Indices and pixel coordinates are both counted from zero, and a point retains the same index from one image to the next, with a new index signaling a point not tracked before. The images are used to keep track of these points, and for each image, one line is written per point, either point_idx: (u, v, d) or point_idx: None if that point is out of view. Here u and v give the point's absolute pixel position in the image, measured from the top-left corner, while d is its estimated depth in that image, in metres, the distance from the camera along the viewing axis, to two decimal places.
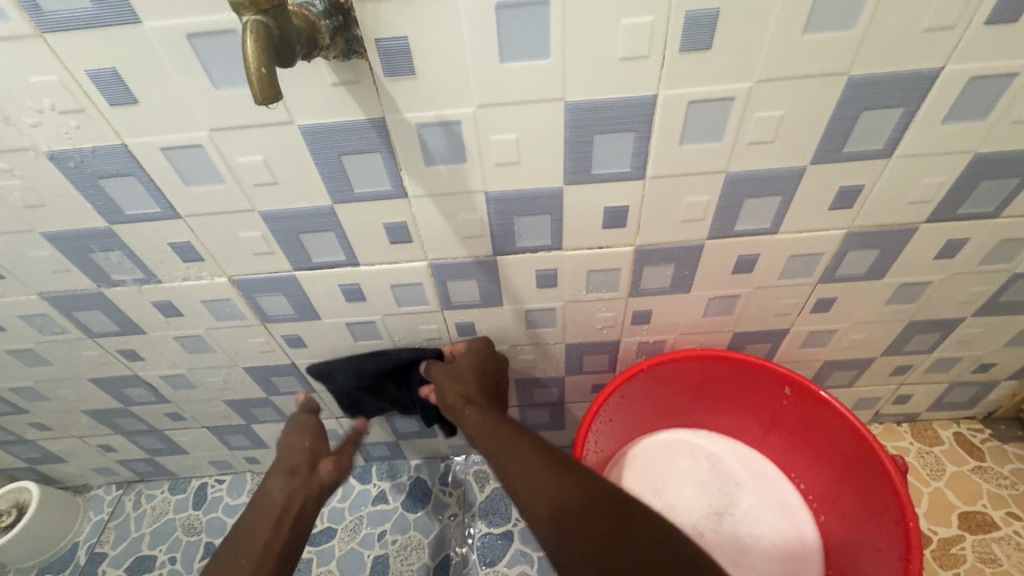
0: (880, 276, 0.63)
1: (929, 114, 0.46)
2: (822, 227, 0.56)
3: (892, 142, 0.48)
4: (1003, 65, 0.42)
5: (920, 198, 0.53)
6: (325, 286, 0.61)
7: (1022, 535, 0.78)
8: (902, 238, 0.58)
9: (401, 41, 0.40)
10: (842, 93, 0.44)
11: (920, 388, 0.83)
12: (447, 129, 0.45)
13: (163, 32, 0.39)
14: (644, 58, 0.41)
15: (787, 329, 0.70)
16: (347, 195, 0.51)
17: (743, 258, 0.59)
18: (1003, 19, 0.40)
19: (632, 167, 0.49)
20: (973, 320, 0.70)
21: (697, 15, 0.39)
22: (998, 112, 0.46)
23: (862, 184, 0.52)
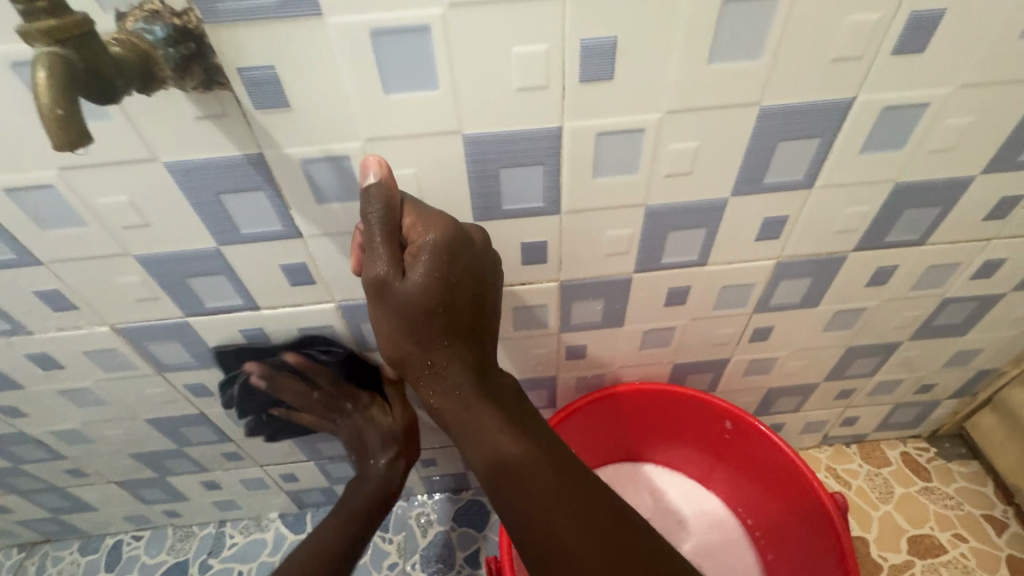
0: (814, 303, 0.61)
1: (846, 144, 0.44)
2: (750, 257, 0.54)
3: (812, 172, 0.46)
4: (914, 95, 0.41)
5: (846, 227, 0.52)
6: (224, 332, 0.55)
7: (969, 558, 0.77)
8: (832, 266, 0.56)
9: (267, 70, 0.35)
10: (756, 123, 0.42)
11: (865, 410, 0.82)
12: (336, 165, 0.41)
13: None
14: (542, 89, 0.38)
15: (727, 358, 0.68)
16: (233, 236, 0.46)
17: (674, 290, 0.57)
18: (910, 49, 0.38)
19: (545, 202, 0.45)
20: (910, 343, 0.69)
21: (593, 43, 0.36)
22: (914, 141, 0.44)
23: (786, 214, 0.50)
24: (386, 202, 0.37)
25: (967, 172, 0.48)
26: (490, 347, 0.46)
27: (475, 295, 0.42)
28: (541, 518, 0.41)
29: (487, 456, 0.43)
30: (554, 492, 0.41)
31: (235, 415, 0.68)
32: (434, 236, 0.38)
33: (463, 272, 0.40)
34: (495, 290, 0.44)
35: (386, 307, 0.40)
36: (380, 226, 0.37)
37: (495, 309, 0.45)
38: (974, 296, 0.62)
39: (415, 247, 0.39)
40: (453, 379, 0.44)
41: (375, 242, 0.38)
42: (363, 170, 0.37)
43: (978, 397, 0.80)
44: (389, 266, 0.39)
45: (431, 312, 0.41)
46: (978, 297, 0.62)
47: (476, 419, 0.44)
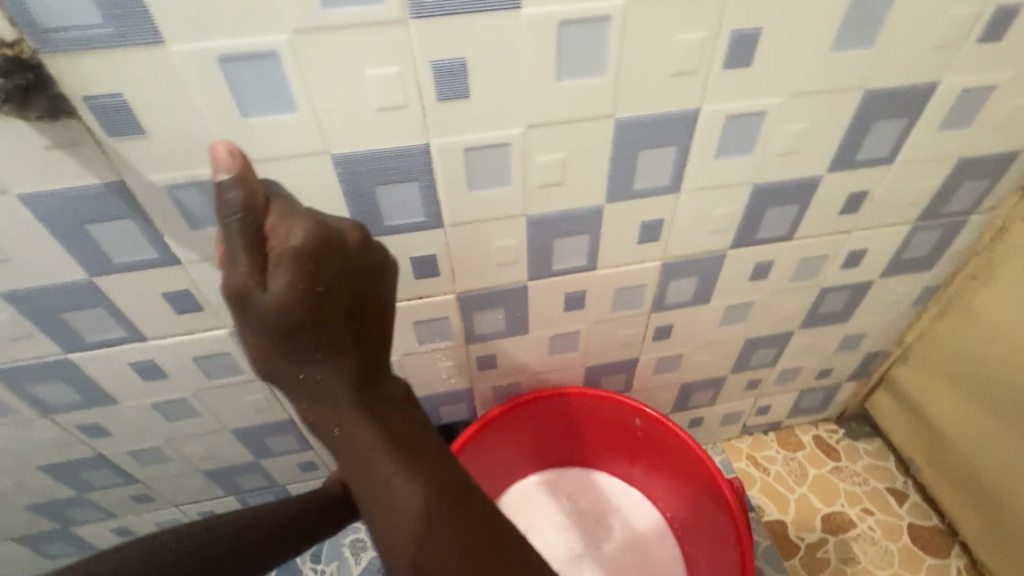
0: (706, 300, 0.65)
1: (701, 150, 0.48)
2: (637, 260, 0.57)
3: (676, 177, 0.50)
4: (750, 104, 0.45)
5: (718, 227, 0.55)
6: (112, 366, 0.53)
7: (876, 529, 0.83)
8: (714, 264, 0.60)
9: (116, 98, 0.35)
10: (614, 134, 0.45)
11: (775, 398, 0.87)
12: (204, 189, 0.41)
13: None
14: (402, 108, 0.39)
15: (636, 358, 0.71)
16: (106, 266, 0.44)
17: (571, 295, 0.59)
18: (738, 63, 0.42)
19: (426, 216, 0.47)
20: (801, 332, 0.74)
21: (444, 64, 0.38)
22: (761, 145, 0.49)
23: (661, 217, 0.53)
24: (246, 199, 0.32)
25: (815, 171, 0.52)
26: (379, 358, 0.41)
27: (350, 299, 0.38)
28: (431, 551, 0.36)
29: (370, 485, 0.38)
30: (445, 522, 0.37)
31: (139, 454, 0.65)
32: (301, 239, 0.34)
33: (336, 274, 0.37)
34: (376, 295, 0.40)
35: (247, 319, 0.35)
36: (235, 225, 0.33)
37: (377, 316, 0.41)
38: (848, 284, 0.68)
39: (277, 251, 0.34)
40: (332, 399, 0.39)
41: (232, 245, 0.33)
42: (212, 159, 0.33)
43: (872, 379, 0.86)
44: (247, 271, 0.34)
45: (301, 323, 0.36)
46: (851, 284, 0.68)
47: (353, 443, 0.39)
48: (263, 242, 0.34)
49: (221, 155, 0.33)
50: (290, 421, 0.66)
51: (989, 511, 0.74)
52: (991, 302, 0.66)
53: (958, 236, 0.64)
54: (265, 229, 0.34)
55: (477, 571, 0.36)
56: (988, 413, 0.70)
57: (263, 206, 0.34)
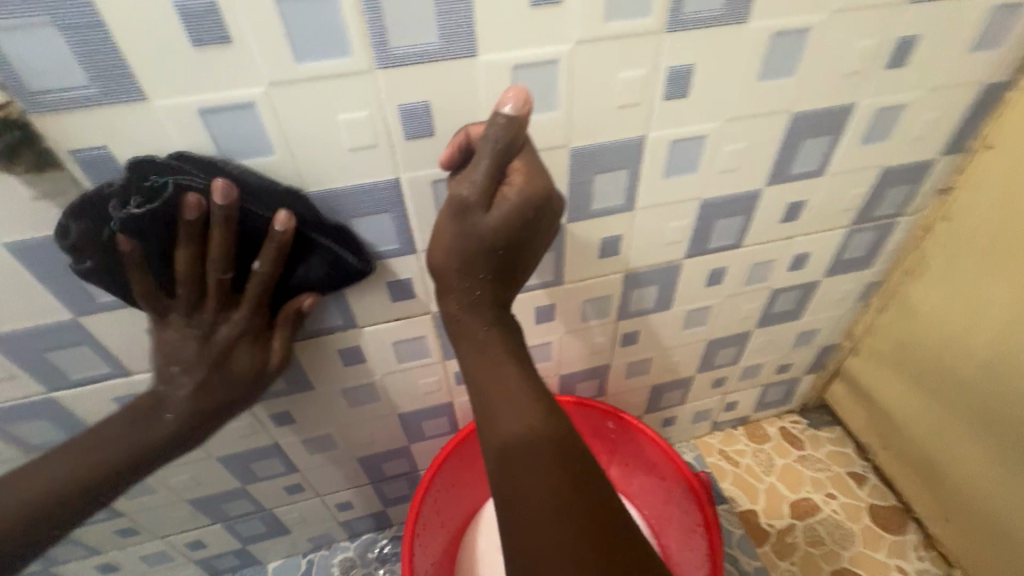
0: (668, 306, 0.69)
1: (651, 171, 0.52)
2: (601, 273, 0.61)
3: (630, 197, 0.54)
4: (691, 129, 0.50)
5: (673, 239, 0.60)
6: (95, 401, 0.54)
7: (839, 512, 0.88)
8: (672, 272, 0.64)
9: (101, 150, 0.37)
10: (569, 161, 0.49)
11: (741, 394, 0.92)
12: None
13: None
14: (372, 147, 0.42)
15: (607, 364, 0.75)
16: (91, 305, 0.46)
17: (541, 308, 0.63)
18: (676, 94, 0.47)
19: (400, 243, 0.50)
20: (759, 330, 0.79)
21: (411, 107, 0.41)
22: (704, 165, 0.53)
23: (619, 233, 0.57)
24: (507, 135, 0.37)
25: (755, 184, 0.57)
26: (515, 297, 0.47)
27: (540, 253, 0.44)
28: (526, 458, 0.40)
29: (490, 384, 0.43)
30: (549, 441, 0.41)
31: None
32: (527, 193, 0.39)
33: (533, 233, 0.41)
34: (537, 260, 0.46)
35: (459, 225, 0.40)
36: (492, 156, 0.38)
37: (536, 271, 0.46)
38: (797, 285, 0.73)
39: (506, 190, 0.39)
40: (481, 306, 0.43)
41: (481, 162, 0.38)
42: (504, 95, 0.37)
43: (828, 371, 0.92)
44: (478, 194, 0.38)
45: (500, 249, 0.40)
46: (800, 285, 0.73)
47: (488, 347, 0.44)
48: (499, 178, 0.39)
49: (511, 98, 0.36)
50: (276, 445, 0.67)
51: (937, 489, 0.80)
52: (923, 295, 0.73)
53: (891, 236, 0.70)
54: (506, 166, 0.39)
55: (562, 490, 0.40)
56: (925, 395, 0.77)
57: (516, 148, 0.39)
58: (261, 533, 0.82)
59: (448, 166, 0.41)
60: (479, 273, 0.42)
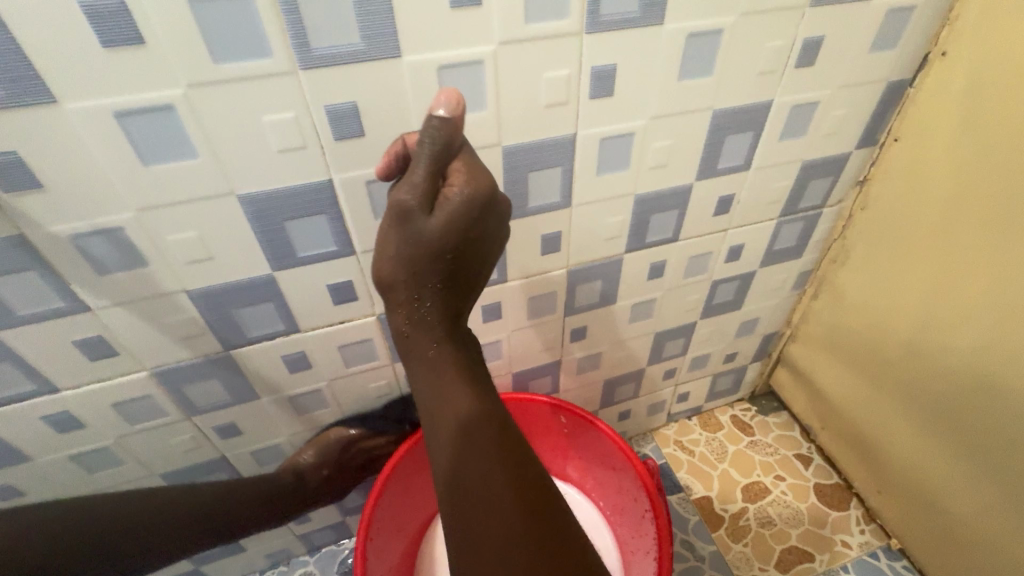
0: (612, 301, 0.71)
1: (584, 167, 0.54)
2: (542, 269, 0.62)
3: (566, 193, 0.55)
4: (620, 126, 0.52)
5: (611, 234, 0.62)
6: (21, 422, 0.52)
7: (788, 493, 0.92)
8: (613, 267, 0.66)
9: (11, 156, 0.36)
10: (503, 159, 0.50)
11: (692, 385, 0.95)
12: (112, 237, 0.43)
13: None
14: (301, 148, 0.43)
15: (557, 360, 0.76)
16: (8, 320, 0.44)
17: (487, 307, 0.63)
18: (600, 92, 0.49)
19: (338, 246, 0.50)
20: (703, 321, 0.83)
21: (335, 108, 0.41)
22: (636, 162, 0.56)
23: (559, 231, 0.59)
24: (443, 138, 0.38)
25: (685, 179, 0.60)
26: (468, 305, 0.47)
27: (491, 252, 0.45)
28: (467, 450, 0.44)
29: (432, 389, 0.45)
30: (494, 442, 0.45)
31: None
32: (468, 194, 0.39)
33: (478, 233, 0.42)
34: (490, 266, 0.46)
35: (401, 232, 0.40)
36: (429, 160, 0.38)
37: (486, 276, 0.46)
38: (735, 276, 0.76)
39: (451, 189, 0.39)
40: (430, 318, 0.44)
41: (420, 165, 0.38)
42: (438, 98, 0.37)
43: (772, 357, 0.96)
44: (419, 198, 0.39)
45: (446, 253, 0.41)
46: (737, 276, 0.77)
47: (440, 366, 0.45)
48: (441, 179, 0.40)
49: (443, 101, 0.37)
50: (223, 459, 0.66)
51: (883, 475, 0.83)
52: (849, 280, 0.77)
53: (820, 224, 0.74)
54: (445, 166, 0.40)
55: (504, 479, 0.44)
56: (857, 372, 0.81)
57: (455, 148, 0.40)
58: (213, 553, 0.79)
59: (386, 174, 0.42)
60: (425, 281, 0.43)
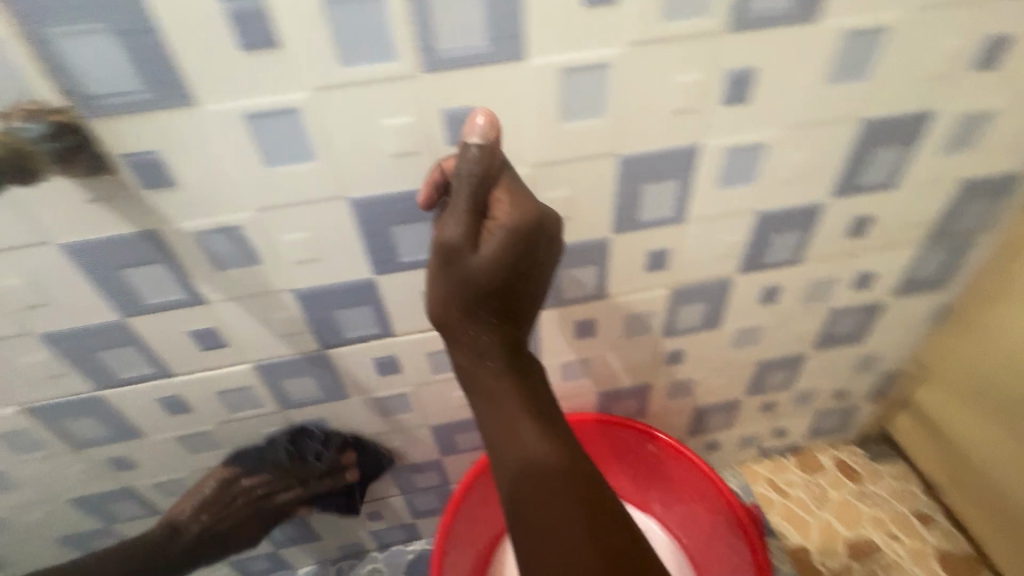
0: (716, 325, 0.65)
1: (703, 182, 0.49)
2: (645, 288, 0.58)
3: (680, 208, 0.51)
4: (747, 137, 0.47)
5: (725, 254, 0.56)
6: (139, 400, 0.55)
7: (903, 555, 0.81)
8: (721, 291, 0.61)
9: (150, 155, 0.38)
10: (619, 171, 0.46)
11: (791, 422, 0.86)
12: (230, 235, 0.43)
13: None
14: (413, 154, 0.41)
15: (649, 383, 0.71)
16: (135, 307, 0.47)
17: (582, 324, 0.60)
18: (734, 100, 0.44)
19: None
20: (816, 353, 0.74)
21: (456, 111, 0.40)
22: (765, 173, 0.50)
23: (667, 247, 0.54)
24: (479, 169, 0.37)
25: (814, 199, 0.53)
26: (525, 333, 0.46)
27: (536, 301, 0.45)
28: (542, 493, 0.43)
29: (507, 432, 0.44)
30: (565, 472, 0.43)
31: (162, 487, 0.67)
32: (517, 218, 0.38)
33: (525, 260, 0.40)
34: (544, 285, 0.44)
35: (449, 273, 0.40)
36: (467, 194, 0.38)
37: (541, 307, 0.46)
38: (861, 306, 0.68)
39: (495, 220, 0.39)
40: (488, 354, 0.44)
41: (459, 204, 0.38)
42: (469, 126, 0.37)
43: (882, 389, 0.83)
44: (463, 234, 0.38)
45: (495, 296, 0.41)
46: (863, 306, 0.68)
47: (500, 398, 0.44)
48: (483, 210, 0.39)
49: (477, 128, 0.37)
50: None
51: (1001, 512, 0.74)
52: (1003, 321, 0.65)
53: (916, 291, 0.68)
54: (488, 199, 0.39)
55: (581, 527, 0.42)
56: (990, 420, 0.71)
57: (495, 177, 0.38)
58: (291, 538, 0.82)
59: (429, 205, 0.41)
60: (481, 318, 0.42)
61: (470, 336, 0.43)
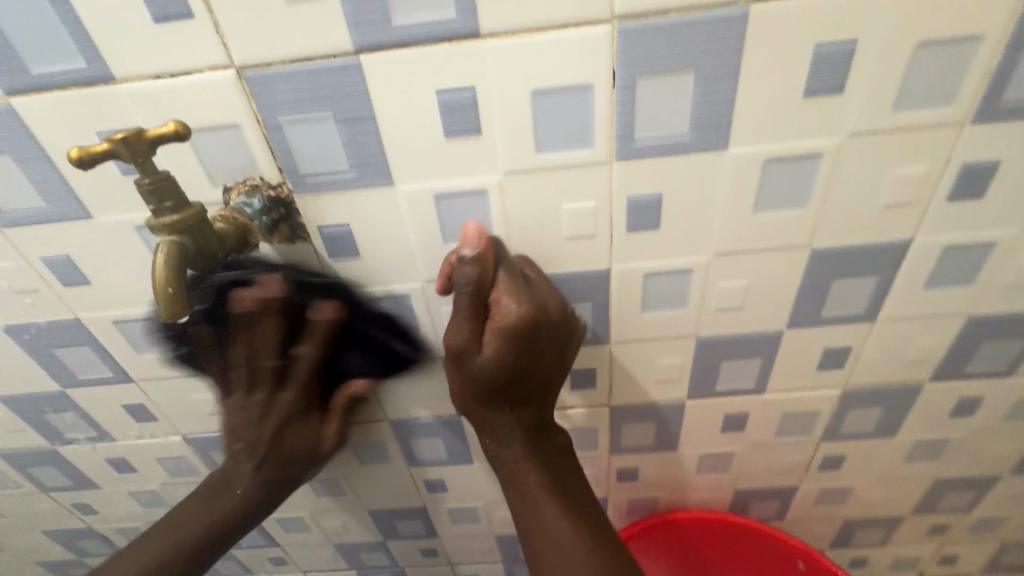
0: (890, 433, 0.56)
1: (906, 282, 0.43)
2: (812, 387, 0.51)
3: (874, 307, 0.44)
4: (974, 235, 0.40)
5: (919, 358, 0.48)
6: None
7: None
8: (905, 397, 0.52)
9: (343, 227, 0.39)
10: (807, 264, 0.42)
11: (966, 550, 0.72)
12: (397, 302, 0.44)
13: (100, 225, 0.39)
14: (591, 237, 0.40)
15: (795, 486, 0.63)
16: None
17: (731, 417, 0.54)
18: (966, 194, 0.38)
19: (594, 333, 0.46)
20: (1013, 477, 0.61)
21: (641, 198, 0.37)
22: (985, 277, 0.42)
23: (848, 346, 0.47)
24: (476, 276, 0.37)
25: None
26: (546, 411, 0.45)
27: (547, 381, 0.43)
28: None
29: (531, 524, 0.43)
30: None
31: (283, 521, 0.69)
32: (518, 316, 0.37)
33: (527, 356, 0.39)
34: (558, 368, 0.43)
35: (460, 375, 0.40)
36: (467, 300, 0.37)
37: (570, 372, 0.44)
38: None
39: (498, 320, 0.38)
40: (510, 439, 0.43)
41: (460, 313, 0.38)
42: (461, 240, 0.38)
43: None
44: (467, 338, 0.38)
45: (506, 390, 0.41)
46: None
47: (525, 481, 0.43)
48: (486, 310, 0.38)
49: (467, 239, 0.37)
50: (423, 509, 0.66)
51: None
52: None
53: None
54: (489, 300, 0.38)
55: None
56: None
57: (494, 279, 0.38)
58: None
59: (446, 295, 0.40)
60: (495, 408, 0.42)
61: (491, 425, 0.43)
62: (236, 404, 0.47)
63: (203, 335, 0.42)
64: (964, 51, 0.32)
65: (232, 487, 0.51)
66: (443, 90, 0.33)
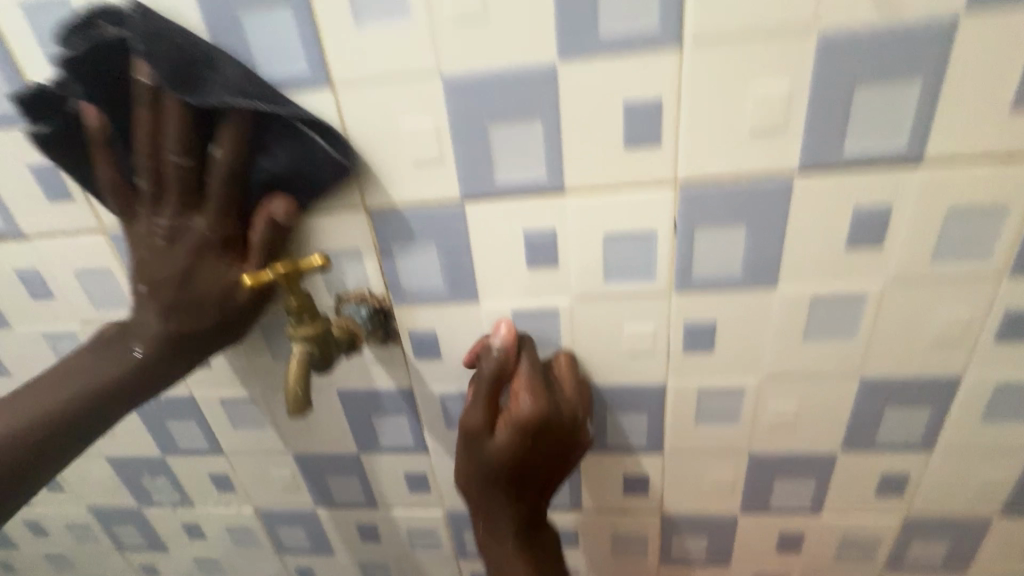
0: (962, 570, 0.53)
1: (961, 415, 0.44)
2: (871, 513, 0.50)
3: (929, 437, 0.45)
4: None
5: (983, 492, 0.48)
6: (343, 522, 0.61)
7: None
8: (974, 531, 0.50)
9: (430, 333, 0.45)
10: (858, 393, 0.44)
11: None
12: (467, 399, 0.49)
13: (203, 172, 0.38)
14: (650, 355, 0.44)
15: None
16: (371, 446, 0.53)
17: (787, 536, 0.53)
18: (1013, 338, 0.40)
19: (649, 442, 0.49)
20: None
21: (696, 324, 0.42)
22: None
23: (906, 473, 0.48)
24: (499, 366, 0.42)
25: None
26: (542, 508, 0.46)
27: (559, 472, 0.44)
28: None
29: None
30: None
31: None
32: (531, 411, 0.41)
33: (537, 450, 0.42)
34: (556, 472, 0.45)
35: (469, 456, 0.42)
36: (486, 387, 0.42)
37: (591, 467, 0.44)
38: None
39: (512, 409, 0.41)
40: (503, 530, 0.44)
41: (479, 395, 0.42)
42: (495, 330, 0.43)
43: None
44: (482, 421, 0.41)
45: (507, 475, 0.42)
46: None
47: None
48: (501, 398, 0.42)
49: (500, 334, 0.43)
50: None
51: None
52: None
53: None
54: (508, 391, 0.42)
55: None
56: None
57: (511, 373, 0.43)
58: None
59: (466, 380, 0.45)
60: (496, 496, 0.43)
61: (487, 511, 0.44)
62: (143, 225, 0.38)
63: (143, 125, 0.34)
64: (995, 219, 0.36)
65: (132, 339, 0.41)
66: (529, 230, 0.39)
